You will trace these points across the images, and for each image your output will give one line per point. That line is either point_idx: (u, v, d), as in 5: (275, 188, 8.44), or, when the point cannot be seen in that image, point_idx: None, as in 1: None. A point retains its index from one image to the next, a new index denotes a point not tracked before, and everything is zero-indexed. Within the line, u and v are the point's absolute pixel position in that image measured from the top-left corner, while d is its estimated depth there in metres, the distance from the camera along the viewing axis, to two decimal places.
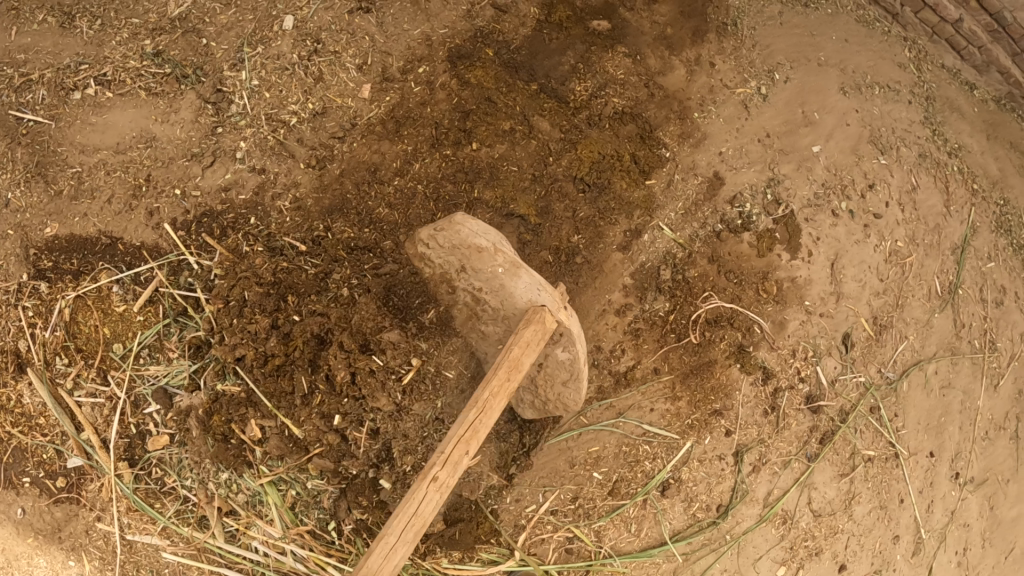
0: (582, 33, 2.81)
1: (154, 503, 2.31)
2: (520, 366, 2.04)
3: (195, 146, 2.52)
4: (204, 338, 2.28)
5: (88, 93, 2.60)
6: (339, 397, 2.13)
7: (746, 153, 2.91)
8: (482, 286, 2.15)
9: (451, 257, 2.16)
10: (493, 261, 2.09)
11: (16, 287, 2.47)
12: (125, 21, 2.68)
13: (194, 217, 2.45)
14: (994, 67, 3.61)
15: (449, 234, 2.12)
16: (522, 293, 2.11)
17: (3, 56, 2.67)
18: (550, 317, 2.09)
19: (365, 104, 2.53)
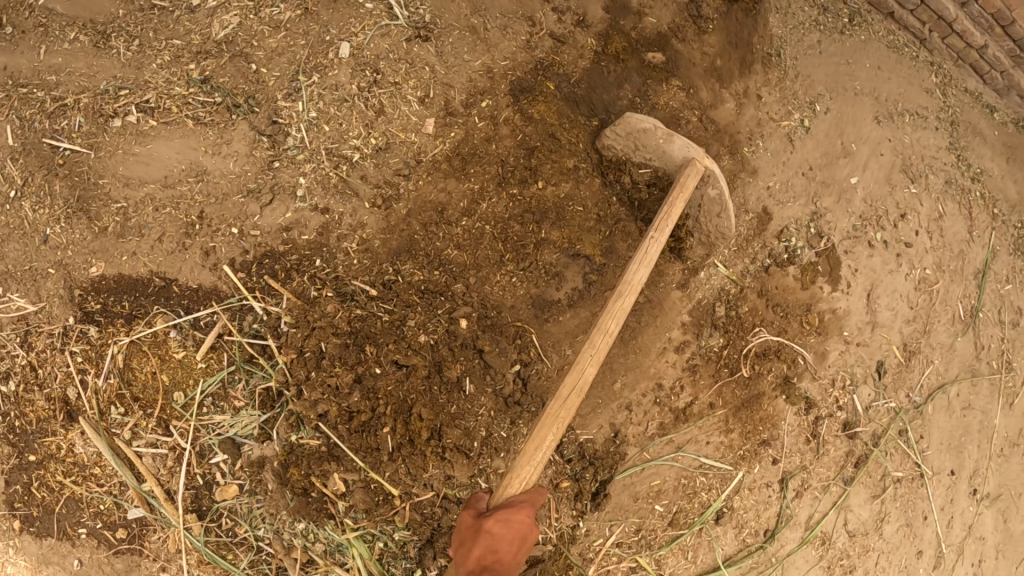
0: (638, 65, 2.76)
1: (226, 555, 2.34)
2: (685, 190, 2.35)
3: (251, 181, 2.44)
4: (276, 388, 2.26)
5: (129, 121, 2.45)
6: (427, 454, 2.15)
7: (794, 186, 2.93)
8: (653, 158, 2.44)
9: (627, 142, 2.46)
10: (654, 136, 2.37)
11: (61, 330, 2.38)
12: (166, 43, 2.52)
13: (255, 258, 2.38)
14: (1014, 92, 3.61)
15: (623, 129, 2.42)
16: (676, 153, 2.39)
17: (32, 77, 2.50)
18: (701, 166, 2.36)
19: (429, 139, 2.47)
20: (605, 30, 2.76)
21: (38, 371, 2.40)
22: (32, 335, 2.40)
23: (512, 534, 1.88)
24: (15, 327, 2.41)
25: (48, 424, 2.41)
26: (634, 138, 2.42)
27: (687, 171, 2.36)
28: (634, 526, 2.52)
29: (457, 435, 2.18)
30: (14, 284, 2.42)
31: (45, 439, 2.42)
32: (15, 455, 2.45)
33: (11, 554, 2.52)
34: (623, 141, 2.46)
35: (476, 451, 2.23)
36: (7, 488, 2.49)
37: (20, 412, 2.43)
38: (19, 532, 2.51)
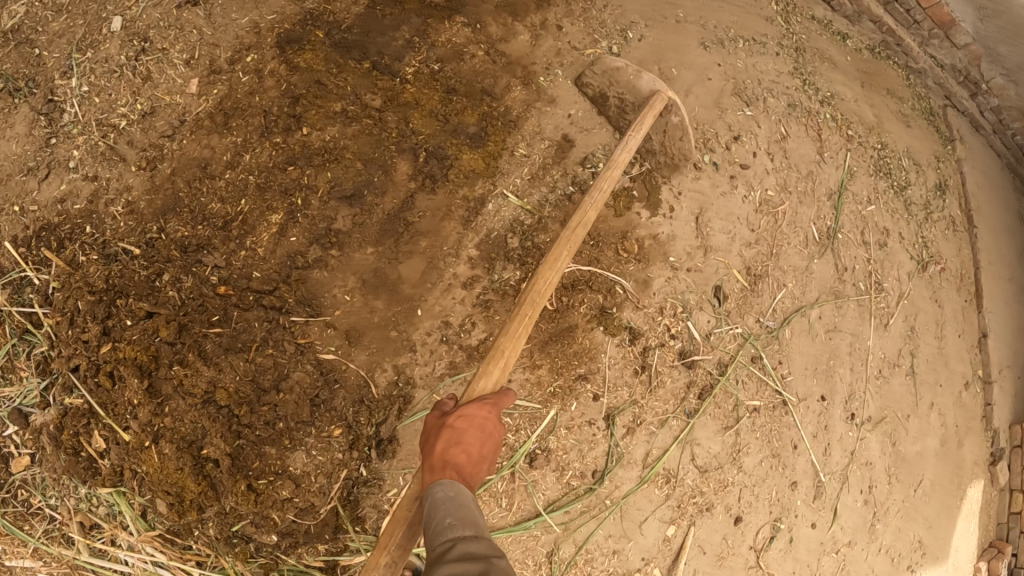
0: (418, 6, 2.72)
1: (23, 526, 2.37)
2: (653, 110, 2.57)
3: (31, 161, 2.51)
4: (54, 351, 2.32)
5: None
6: (144, 393, 2.06)
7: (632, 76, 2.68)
8: (623, 93, 2.68)
9: (602, 79, 2.73)
10: (627, 73, 2.67)
11: None
12: None
13: (31, 232, 2.45)
14: (866, 17, 3.46)
15: (601, 67, 2.72)
16: (645, 86, 2.63)
17: None
18: (667, 95, 2.60)
19: (193, 99, 2.49)
20: None
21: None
22: None
23: (473, 431, 1.94)
24: None
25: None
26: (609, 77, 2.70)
27: (654, 97, 2.58)
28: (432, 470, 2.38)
29: (182, 373, 2.09)
30: None
31: None
32: None
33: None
34: (608, 84, 2.71)
35: (205, 392, 2.09)
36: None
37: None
38: None
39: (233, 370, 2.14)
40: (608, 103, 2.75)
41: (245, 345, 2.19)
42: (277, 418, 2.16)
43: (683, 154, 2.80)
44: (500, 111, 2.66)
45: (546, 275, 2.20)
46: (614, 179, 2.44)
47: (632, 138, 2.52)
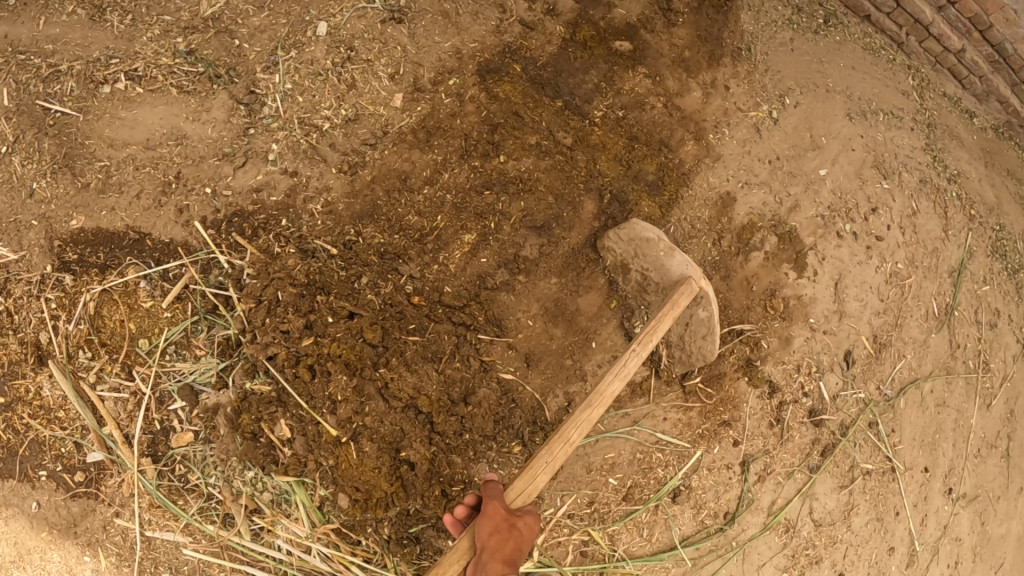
0: (605, 53, 2.86)
1: (177, 500, 2.35)
2: (677, 306, 2.28)
3: (226, 147, 2.46)
4: (234, 336, 2.26)
5: (117, 88, 2.61)
6: (352, 391, 2.15)
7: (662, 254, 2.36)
8: (649, 269, 2.39)
9: (628, 248, 2.43)
10: (657, 248, 2.35)
11: (39, 278, 2.49)
12: (157, 18, 2.68)
13: (223, 218, 2.38)
14: (994, 97, 3.65)
15: (627, 235, 2.41)
16: (675, 271, 2.33)
17: (30, 46, 2.68)
18: (697, 286, 2.29)
19: (397, 113, 2.53)
20: (574, 19, 2.88)
21: (13, 317, 2.50)
22: (11, 283, 2.50)
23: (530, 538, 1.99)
24: None
25: (18, 367, 2.50)
26: (636, 247, 2.40)
27: (678, 287, 2.28)
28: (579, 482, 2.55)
29: (387, 376, 2.18)
30: None
31: (14, 382, 2.50)
32: None
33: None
34: (632, 255, 2.42)
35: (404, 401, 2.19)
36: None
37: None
38: None
39: (432, 380, 2.24)
40: (630, 274, 2.46)
41: (438, 356, 2.29)
42: (465, 430, 2.28)
43: (703, 355, 2.50)
44: (675, 163, 2.81)
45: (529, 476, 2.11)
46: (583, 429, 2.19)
47: (636, 351, 2.25)
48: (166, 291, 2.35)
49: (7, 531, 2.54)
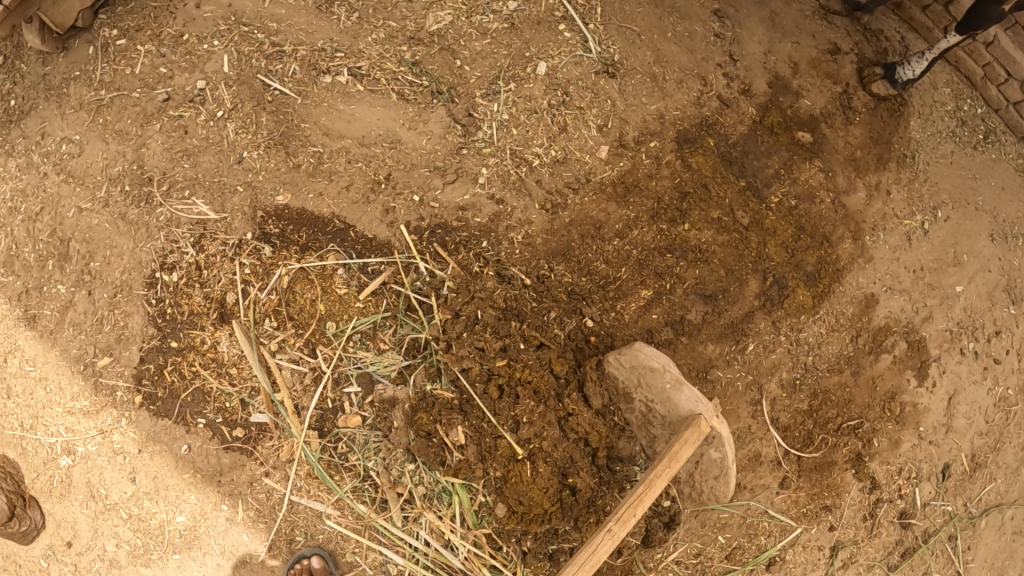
0: (788, 141, 3.01)
1: (333, 475, 2.53)
2: (677, 460, 2.20)
3: (438, 159, 2.64)
4: (424, 339, 2.46)
5: (338, 81, 2.72)
6: (536, 414, 2.32)
7: (668, 385, 2.31)
8: (654, 403, 2.34)
9: (630, 375, 2.39)
10: (662, 379, 2.31)
11: (236, 242, 2.61)
12: (383, 22, 2.80)
13: (425, 226, 2.58)
14: None
15: (631, 363, 2.37)
16: (683, 406, 2.30)
17: (254, 19, 2.81)
18: (703, 432, 2.20)
19: (600, 163, 2.71)
20: (765, 102, 3.04)
21: (203, 271, 2.62)
22: (206, 239, 2.63)
23: None
24: (191, 228, 2.65)
25: (197, 320, 2.61)
26: (640, 376, 2.36)
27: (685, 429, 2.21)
28: (691, 530, 2.75)
29: (570, 408, 2.36)
30: (201, 190, 2.67)
31: (191, 331, 2.62)
32: (156, 338, 2.66)
33: (122, 424, 2.74)
34: (636, 383, 2.37)
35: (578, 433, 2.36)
36: (140, 364, 2.70)
37: (173, 300, 2.64)
38: (137, 407, 2.71)
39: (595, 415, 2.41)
40: (633, 405, 2.42)
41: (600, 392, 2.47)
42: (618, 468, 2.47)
43: (715, 493, 2.51)
44: (832, 258, 2.97)
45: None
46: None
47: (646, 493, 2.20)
48: (361, 284, 2.54)
49: (152, 464, 2.72)
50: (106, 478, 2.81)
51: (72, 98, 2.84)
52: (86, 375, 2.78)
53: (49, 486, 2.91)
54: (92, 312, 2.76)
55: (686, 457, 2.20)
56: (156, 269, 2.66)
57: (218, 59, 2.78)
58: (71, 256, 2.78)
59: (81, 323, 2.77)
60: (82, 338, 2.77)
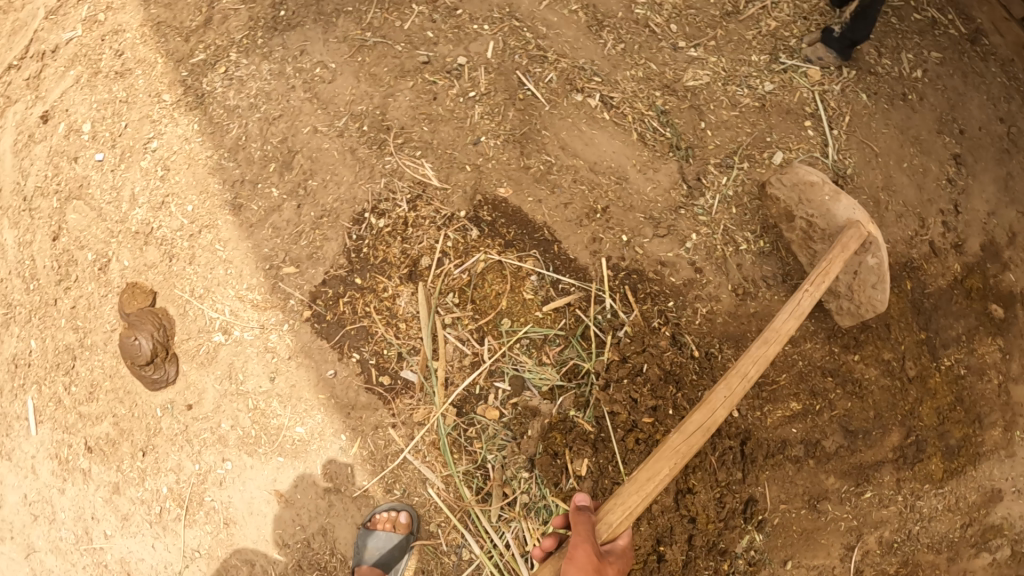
0: (980, 309, 2.98)
1: (453, 452, 2.73)
2: (844, 252, 2.46)
3: (654, 207, 2.93)
4: (586, 369, 2.70)
5: (588, 102, 3.01)
6: None
7: (826, 199, 2.53)
8: (815, 216, 2.58)
9: (790, 194, 2.63)
10: (822, 191, 2.53)
11: (448, 215, 2.82)
12: (643, 61, 3.09)
13: (623, 266, 2.86)
14: None
15: (792, 180, 2.60)
16: (842, 214, 2.51)
17: (526, 18, 3.10)
18: (865, 232, 2.46)
19: (800, 268, 2.88)
20: (972, 263, 3.00)
21: (408, 228, 2.80)
22: (421, 201, 2.83)
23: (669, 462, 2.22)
24: (411, 187, 2.85)
25: (387, 269, 2.77)
26: (801, 192, 2.58)
27: (846, 231, 2.48)
28: None
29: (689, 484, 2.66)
30: (432, 156, 2.89)
31: (377, 276, 2.77)
32: (342, 271, 2.79)
33: (283, 328, 2.82)
34: (796, 199, 2.62)
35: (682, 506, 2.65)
36: (320, 285, 2.81)
37: (373, 241, 2.80)
38: (301, 317, 2.80)
39: (706, 493, 2.68)
40: (795, 222, 2.68)
41: (717, 480, 2.72)
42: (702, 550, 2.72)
43: (873, 303, 2.62)
44: (977, 439, 2.93)
45: (687, 440, 2.23)
46: (773, 353, 2.34)
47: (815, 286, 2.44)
48: (546, 296, 2.79)
49: (293, 373, 2.80)
50: (247, 367, 2.86)
51: (338, 29, 3.14)
52: (268, 273, 2.85)
53: (194, 350, 2.95)
54: (295, 222, 2.86)
55: (855, 249, 2.47)
56: (368, 210, 2.82)
57: (484, 42, 3.06)
58: (292, 166, 2.93)
59: (281, 228, 2.86)
60: (277, 241, 2.86)
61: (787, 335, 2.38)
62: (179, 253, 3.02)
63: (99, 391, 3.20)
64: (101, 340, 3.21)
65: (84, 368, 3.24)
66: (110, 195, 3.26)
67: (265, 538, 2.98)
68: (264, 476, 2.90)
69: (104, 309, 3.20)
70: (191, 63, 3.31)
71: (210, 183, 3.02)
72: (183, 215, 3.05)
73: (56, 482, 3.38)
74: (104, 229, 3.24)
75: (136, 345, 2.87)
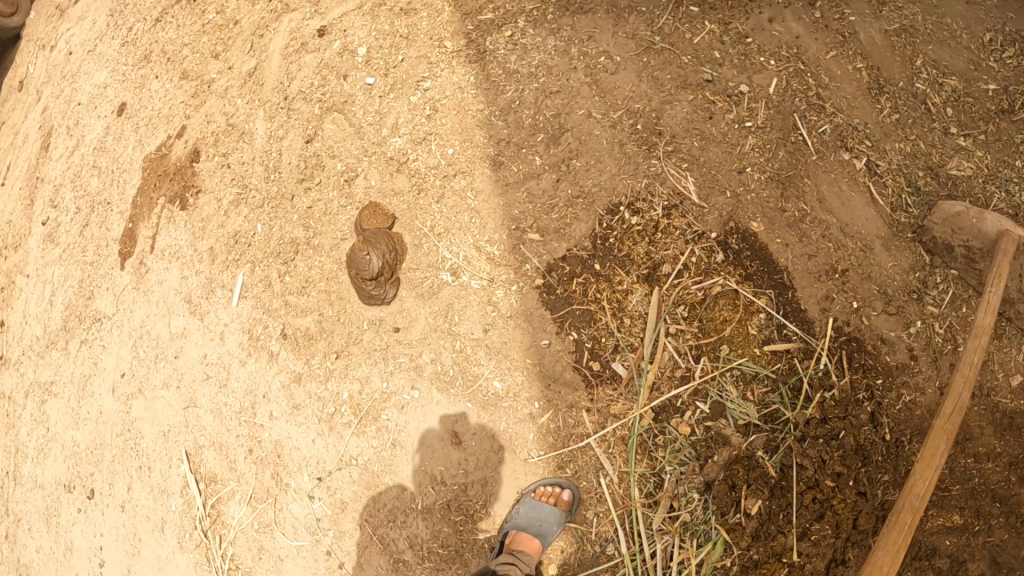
0: None
1: (636, 453, 2.88)
2: (1005, 257, 2.78)
3: (886, 283, 3.07)
4: (785, 417, 2.87)
5: (853, 164, 3.19)
6: (826, 542, 2.77)
7: (973, 220, 2.91)
8: (970, 240, 2.92)
9: (943, 229, 3.00)
10: (968, 216, 2.92)
11: (699, 232, 3.04)
12: (914, 137, 3.24)
13: (846, 330, 3.02)
14: None
15: (940, 216, 3.01)
16: (991, 226, 2.86)
17: (811, 63, 3.31)
18: (1018, 236, 2.80)
19: (1007, 388, 2.97)
20: None
21: (657, 233, 3.02)
22: (677, 212, 3.05)
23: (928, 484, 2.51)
24: (669, 197, 3.07)
25: (627, 264, 2.98)
26: (948, 222, 2.97)
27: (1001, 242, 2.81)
28: None
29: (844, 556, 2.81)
30: (698, 174, 3.11)
31: (615, 269, 2.98)
32: (585, 254, 3.00)
33: (511, 287, 3.01)
34: (949, 232, 2.98)
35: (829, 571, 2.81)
36: (559, 259, 3.01)
37: (620, 234, 3.01)
38: (533, 283, 3.00)
39: None
40: (953, 252, 3.00)
41: None
42: None
43: None
44: None
45: (924, 479, 2.51)
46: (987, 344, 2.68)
47: (992, 291, 2.74)
48: (767, 336, 2.98)
49: (509, 331, 2.98)
50: (465, 311, 3.02)
51: (629, 26, 3.36)
52: (512, 233, 3.05)
53: (417, 281, 3.12)
54: (554, 195, 3.08)
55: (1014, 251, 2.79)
56: (625, 204, 3.04)
57: (769, 78, 3.27)
58: (561, 142, 3.16)
59: (536, 196, 3.08)
60: (533, 208, 3.07)
61: (990, 331, 2.72)
62: (428, 189, 3.23)
63: (311, 288, 3.35)
64: (328, 244, 3.37)
65: (302, 265, 3.41)
66: (374, 117, 3.50)
67: (426, 470, 3.04)
68: (445, 414, 3.01)
69: (339, 218, 3.39)
70: (479, 19, 3.55)
71: (475, 135, 3.25)
72: (442, 156, 3.27)
73: (239, 354, 3.52)
74: (358, 145, 3.48)
75: (367, 260, 3.02)
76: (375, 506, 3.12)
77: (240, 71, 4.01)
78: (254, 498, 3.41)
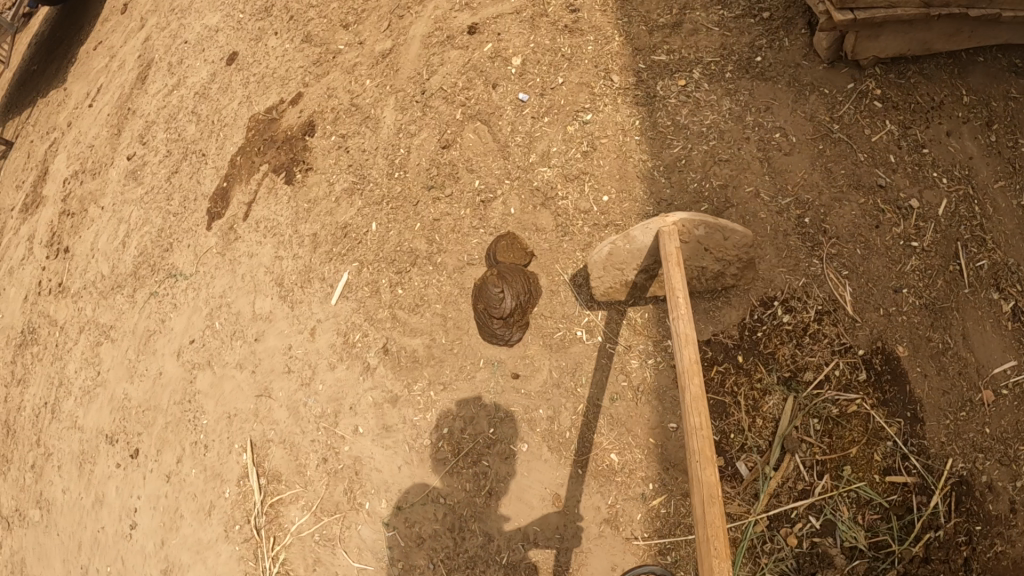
0: None
1: (741, 557, 2.77)
2: (670, 256, 2.58)
3: (1001, 431, 2.90)
4: (892, 550, 2.72)
5: (1000, 305, 3.03)
6: None
7: (607, 255, 2.81)
8: (627, 264, 2.82)
9: (604, 275, 2.88)
10: (623, 254, 2.77)
11: (847, 345, 2.91)
12: None
13: (958, 470, 2.82)
14: None
15: (601, 265, 2.85)
16: (643, 235, 2.69)
17: (980, 190, 3.15)
18: (670, 223, 2.64)
19: None
20: None
21: (805, 337, 2.91)
22: (828, 320, 2.93)
23: None
24: (823, 301, 2.95)
25: (771, 363, 2.90)
26: (621, 261, 2.80)
27: (662, 248, 2.63)
28: None
29: None
30: (855, 284, 2.97)
31: (758, 364, 2.91)
32: (731, 341, 2.95)
33: (648, 360, 2.93)
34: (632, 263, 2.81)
35: None
36: (704, 341, 2.97)
37: (769, 330, 2.94)
38: (672, 362, 2.92)
39: None
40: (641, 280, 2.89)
41: None
42: None
43: (734, 233, 2.76)
44: None
45: None
46: (702, 424, 2.24)
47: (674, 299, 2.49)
48: (890, 464, 2.80)
49: (637, 406, 2.89)
50: (594, 374, 2.95)
51: (808, 105, 3.19)
52: (659, 303, 3.00)
53: (548, 330, 3.05)
54: (711, 272, 2.91)
55: (673, 245, 2.59)
56: (780, 298, 2.97)
57: (938, 196, 3.09)
58: (724, 217, 3.07)
59: None
60: None
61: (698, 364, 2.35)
62: (576, 233, 3.12)
63: (425, 306, 3.18)
64: (452, 264, 3.20)
65: (418, 279, 3.23)
66: (522, 138, 3.31)
67: (518, 527, 2.89)
68: (552, 474, 2.91)
69: (470, 240, 3.21)
70: (652, 59, 3.35)
71: (635, 186, 3.14)
72: (595, 201, 3.14)
73: (331, 355, 3.29)
74: (501, 165, 3.29)
75: (499, 297, 3.02)
76: (454, 549, 2.94)
77: (373, 49, 3.74)
78: (320, 508, 3.15)
